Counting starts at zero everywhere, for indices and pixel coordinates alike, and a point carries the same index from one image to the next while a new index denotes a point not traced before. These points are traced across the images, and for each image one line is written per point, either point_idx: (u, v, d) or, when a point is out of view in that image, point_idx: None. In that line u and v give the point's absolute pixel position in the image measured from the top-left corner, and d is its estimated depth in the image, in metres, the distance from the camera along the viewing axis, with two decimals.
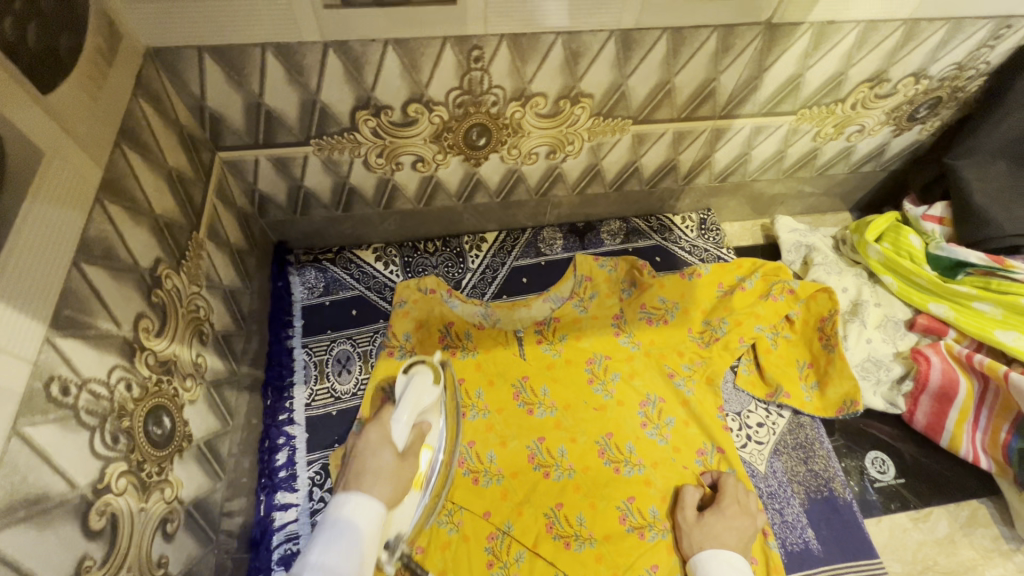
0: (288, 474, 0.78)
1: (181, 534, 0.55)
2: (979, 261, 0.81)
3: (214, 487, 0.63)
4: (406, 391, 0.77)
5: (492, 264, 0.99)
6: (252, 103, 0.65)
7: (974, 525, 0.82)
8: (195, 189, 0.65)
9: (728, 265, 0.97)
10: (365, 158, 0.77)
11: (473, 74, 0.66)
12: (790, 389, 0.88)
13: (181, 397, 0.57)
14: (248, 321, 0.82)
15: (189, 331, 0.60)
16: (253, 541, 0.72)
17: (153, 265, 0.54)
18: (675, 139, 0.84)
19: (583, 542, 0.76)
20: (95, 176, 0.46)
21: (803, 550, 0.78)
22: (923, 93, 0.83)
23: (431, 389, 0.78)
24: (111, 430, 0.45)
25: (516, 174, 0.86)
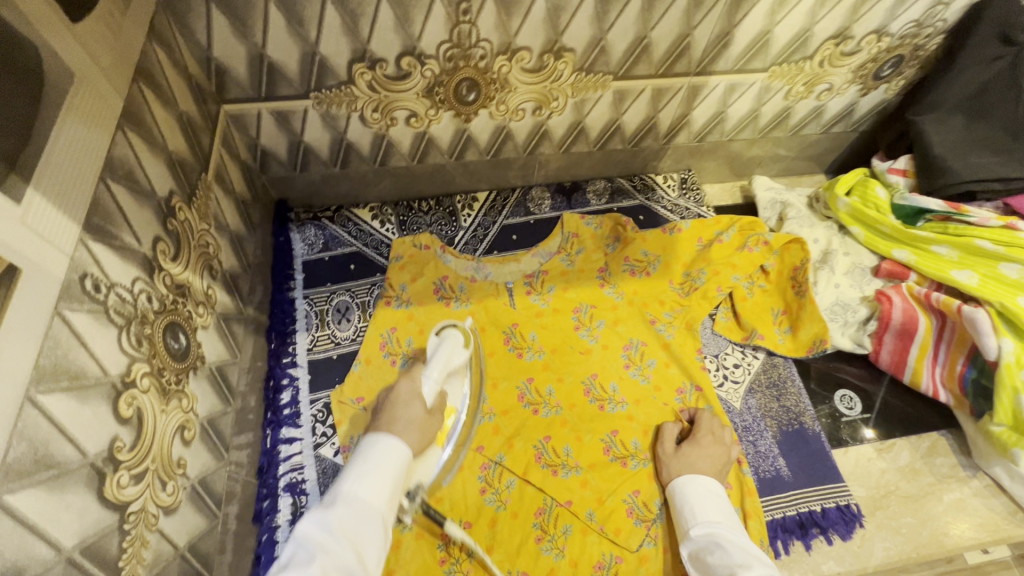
0: (293, 411, 0.82)
1: (197, 444, 0.60)
2: (938, 208, 0.87)
3: (225, 411, 0.68)
4: (438, 349, 0.79)
5: (483, 223, 1.04)
6: (255, 54, 0.69)
7: (934, 455, 0.88)
8: (203, 134, 0.69)
9: (707, 220, 1.02)
10: (362, 113, 0.81)
11: (462, 27, 0.71)
12: (764, 333, 0.94)
13: (194, 321, 0.62)
14: (253, 270, 0.87)
15: (200, 263, 0.65)
16: (260, 468, 0.77)
17: (168, 196, 0.59)
18: (654, 96, 0.89)
19: (570, 470, 0.81)
20: (118, 105, 0.51)
21: (774, 476, 0.84)
22: (886, 51, 0.88)
23: (462, 350, 0.80)
24: (135, 333, 0.50)
25: (505, 131, 0.91)
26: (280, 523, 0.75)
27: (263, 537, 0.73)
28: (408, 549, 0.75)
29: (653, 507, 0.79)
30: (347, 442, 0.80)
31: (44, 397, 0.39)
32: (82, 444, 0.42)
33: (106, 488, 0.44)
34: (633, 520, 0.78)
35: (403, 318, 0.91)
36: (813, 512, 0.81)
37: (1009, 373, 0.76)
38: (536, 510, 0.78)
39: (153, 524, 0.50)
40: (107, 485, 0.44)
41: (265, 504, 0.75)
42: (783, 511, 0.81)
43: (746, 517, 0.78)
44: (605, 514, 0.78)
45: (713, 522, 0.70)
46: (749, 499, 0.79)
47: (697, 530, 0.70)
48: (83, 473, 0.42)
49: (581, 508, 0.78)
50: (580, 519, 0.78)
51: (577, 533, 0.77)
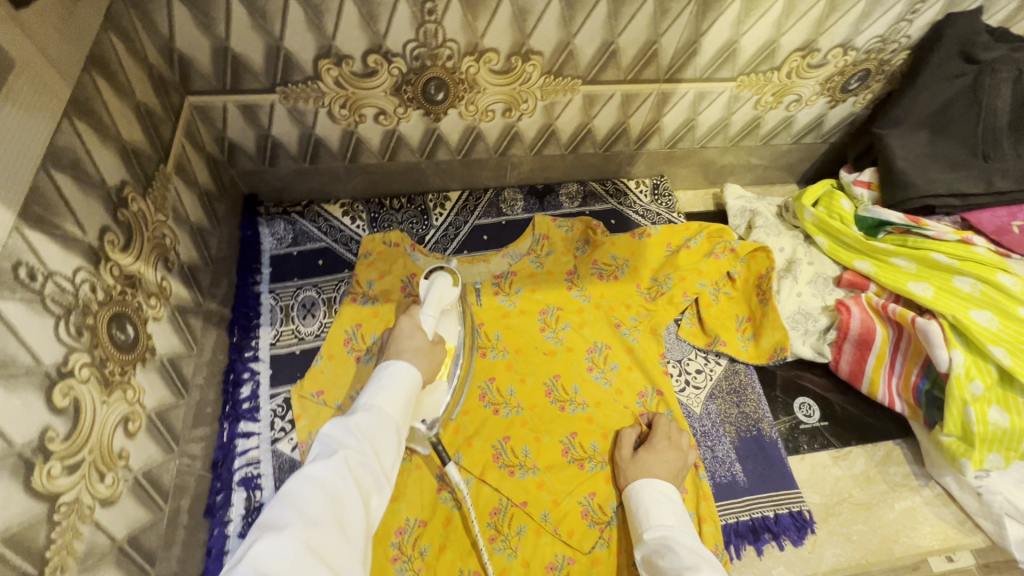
0: (252, 405, 0.82)
1: (142, 436, 0.59)
2: (898, 220, 0.89)
3: (177, 403, 0.68)
4: (429, 291, 0.77)
5: (455, 222, 1.04)
6: (219, 47, 0.69)
7: (888, 464, 0.90)
8: (163, 125, 0.69)
9: (677, 227, 1.03)
10: (329, 109, 0.81)
11: (428, 27, 0.71)
12: (727, 339, 0.95)
13: (144, 312, 0.62)
14: (216, 263, 0.86)
15: (154, 254, 0.64)
16: (214, 461, 0.77)
17: (120, 187, 0.59)
18: (623, 102, 0.89)
19: (527, 470, 0.82)
20: (65, 94, 0.50)
21: (729, 481, 0.84)
22: (852, 65, 0.89)
23: (452, 289, 0.78)
24: (75, 323, 0.50)
25: (475, 132, 0.91)
26: (232, 517, 0.75)
27: (215, 531, 0.73)
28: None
29: (607, 510, 0.80)
30: (304, 438, 0.80)
31: None
32: (9, 433, 0.42)
33: (33, 479, 0.44)
34: (587, 522, 0.79)
35: (368, 314, 0.91)
36: (765, 517, 0.82)
37: (959, 385, 0.78)
38: (491, 510, 0.79)
39: (87, 515, 0.50)
40: (35, 475, 0.44)
41: (218, 498, 0.75)
42: (736, 515, 0.82)
43: (700, 522, 0.78)
44: (559, 516, 0.79)
45: (665, 526, 0.69)
46: (704, 504, 0.80)
47: (650, 534, 0.69)
48: (9, 462, 0.42)
49: (536, 509, 0.79)
50: (534, 520, 0.78)
51: (530, 533, 0.78)
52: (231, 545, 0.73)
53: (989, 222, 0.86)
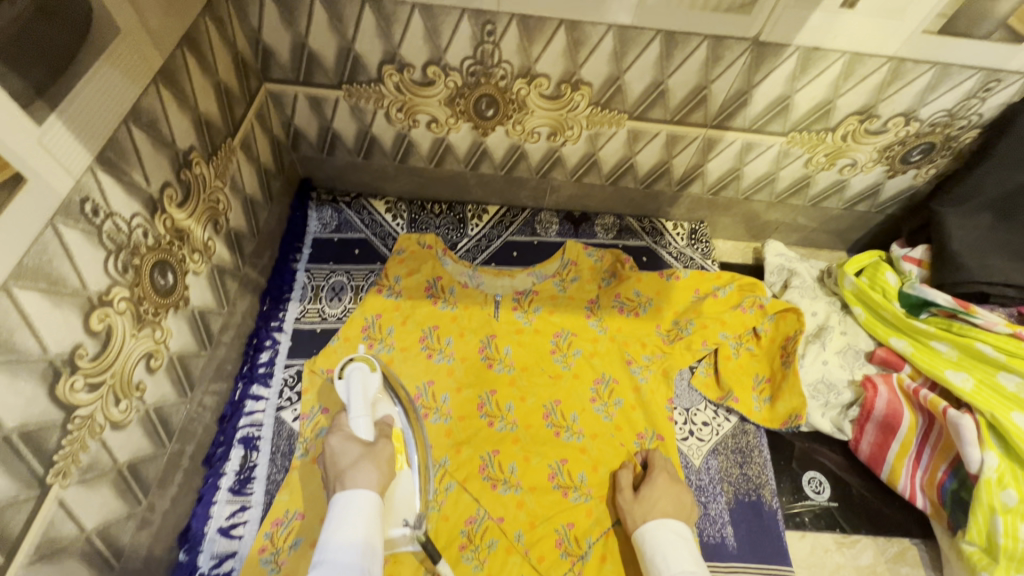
0: (267, 371, 0.87)
1: (160, 374, 0.65)
2: (944, 303, 0.83)
3: (199, 353, 0.73)
4: (348, 386, 0.74)
5: (489, 235, 1.07)
6: (298, 43, 0.77)
7: (900, 562, 0.83)
8: (238, 105, 0.77)
9: (708, 274, 1.01)
10: (387, 110, 0.88)
11: (485, 47, 0.76)
12: (740, 396, 0.91)
13: (186, 265, 0.68)
14: (261, 234, 0.93)
15: (206, 215, 0.71)
16: (222, 416, 0.82)
17: (188, 150, 0.66)
18: (668, 142, 0.90)
19: (509, 487, 0.82)
20: (157, 63, 0.58)
21: (717, 543, 0.80)
22: (914, 136, 0.86)
23: (374, 374, 0.75)
24: (122, 260, 0.56)
25: (519, 151, 0.95)
26: (226, 471, 0.79)
27: (208, 480, 0.78)
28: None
29: (583, 544, 0.78)
30: (307, 411, 0.83)
31: (20, 291, 0.45)
32: (45, 341, 0.48)
33: (58, 387, 0.49)
34: (559, 551, 0.77)
35: (389, 307, 0.95)
36: None
37: (988, 490, 0.71)
38: (467, 518, 0.79)
39: (96, 433, 0.55)
40: (60, 384, 0.49)
41: (218, 450, 0.80)
42: None
43: None
44: (533, 539, 0.78)
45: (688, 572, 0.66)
46: None
47: None
48: (39, 367, 0.47)
49: (512, 527, 0.78)
50: (508, 537, 0.78)
51: (501, 550, 0.77)
52: (219, 497, 0.77)
53: None
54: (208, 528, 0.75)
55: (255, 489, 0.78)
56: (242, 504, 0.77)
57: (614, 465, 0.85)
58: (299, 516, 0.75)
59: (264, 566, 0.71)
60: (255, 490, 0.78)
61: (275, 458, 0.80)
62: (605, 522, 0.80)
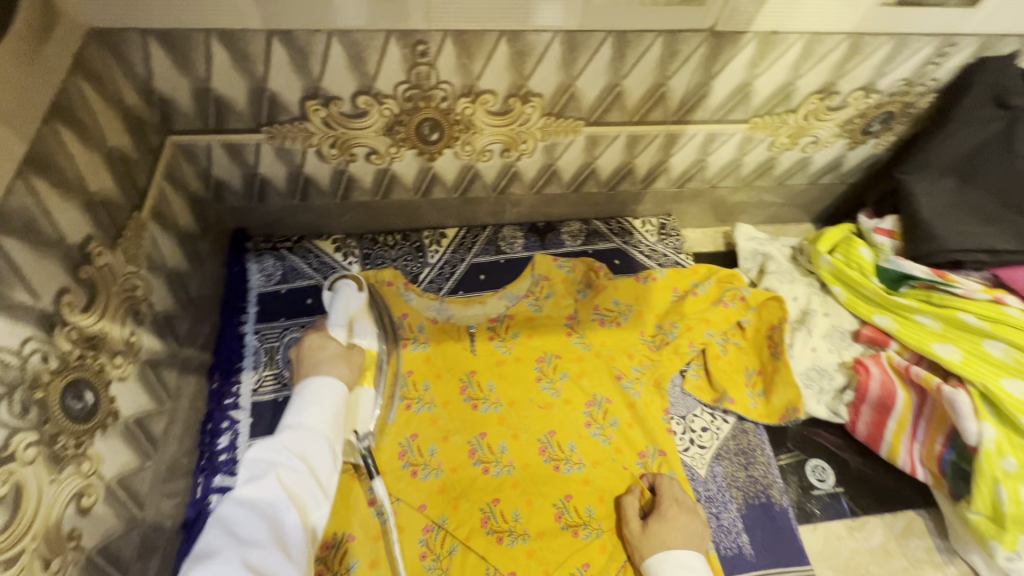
0: (229, 459, 0.77)
1: (98, 509, 0.55)
2: (922, 275, 0.83)
3: (143, 466, 0.63)
4: (335, 302, 0.80)
5: (451, 260, 0.99)
6: (200, 88, 0.66)
7: (909, 536, 0.83)
8: (139, 170, 0.66)
9: (684, 270, 0.98)
10: (318, 148, 0.78)
11: (420, 69, 0.67)
12: (735, 395, 0.89)
13: (108, 374, 0.58)
14: (196, 304, 0.82)
15: (122, 309, 0.60)
16: (186, 521, 0.72)
17: (83, 242, 0.55)
18: (628, 143, 0.85)
19: (516, 537, 0.76)
20: (19, 151, 0.47)
21: (735, 554, 0.78)
22: (874, 107, 0.84)
23: (358, 294, 0.81)
24: (20, 400, 0.46)
25: (472, 171, 0.87)
26: None
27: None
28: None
29: None
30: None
31: None
32: None
33: None
34: None
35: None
36: None
37: (988, 461, 0.71)
38: None
39: None
40: None
41: None
42: None
43: None
44: None
45: None
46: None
47: None
48: None
49: None
50: None
51: None
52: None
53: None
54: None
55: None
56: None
57: (620, 491, 0.81)
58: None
59: None
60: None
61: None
62: (620, 556, 0.76)
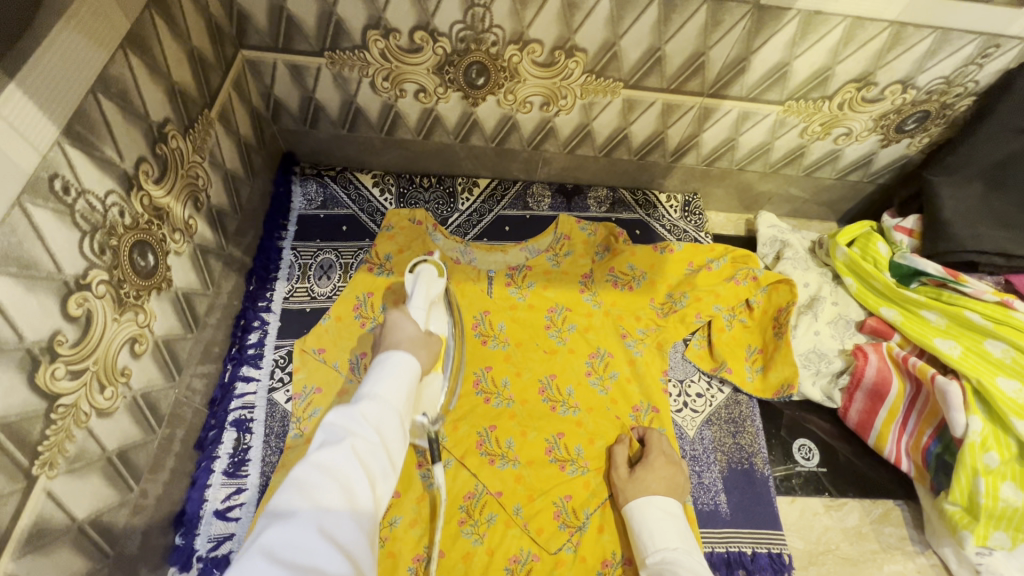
0: (256, 352, 0.85)
1: (146, 359, 0.63)
2: (935, 272, 0.84)
3: (185, 336, 0.71)
4: (416, 284, 0.75)
5: (480, 209, 1.04)
6: (275, 6, 0.72)
7: (884, 523, 0.86)
8: (214, 73, 0.73)
9: (701, 246, 1.01)
10: (373, 79, 0.84)
11: (476, 10, 0.73)
12: (734, 367, 0.92)
13: (167, 245, 0.65)
14: (244, 211, 0.89)
15: (184, 191, 0.68)
16: (212, 399, 0.80)
17: (162, 123, 0.62)
18: (663, 111, 0.88)
19: (507, 462, 0.82)
20: (124, 27, 0.54)
21: (711, 510, 0.82)
22: (910, 104, 0.85)
23: (439, 281, 0.77)
24: (99, 241, 0.53)
25: (511, 122, 0.92)
26: (220, 454, 0.77)
27: (201, 463, 0.76)
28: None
29: (581, 516, 0.79)
30: (298, 391, 0.82)
31: None
32: (21, 329, 0.45)
33: (39, 376, 0.47)
34: (558, 524, 0.79)
35: (379, 284, 0.92)
36: (742, 553, 0.80)
37: (972, 453, 0.73)
38: (465, 494, 0.79)
39: (83, 421, 0.53)
40: (41, 372, 0.47)
41: (210, 433, 0.78)
42: (712, 546, 0.80)
43: None
44: (532, 512, 0.79)
45: (669, 549, 0.69)
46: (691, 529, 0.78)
47: (653, 559, 0.69)
48: (17, 357, 0.45)
49: (510, 501, 0.79)
50: (506, 511, 0.78)
51: (500, 524, 0.78)
52: (213, 480, 0.75)
53: None
54: (203, 512, 0.73)
55: (250, 471, 0.77)
56: (237, 486, 0.76)
57: (610, 438, 0.85)
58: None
59: None
60: (250, 472, 0.77)
61: (268, 440, 0.79)
62: (602, 493, 0.81)
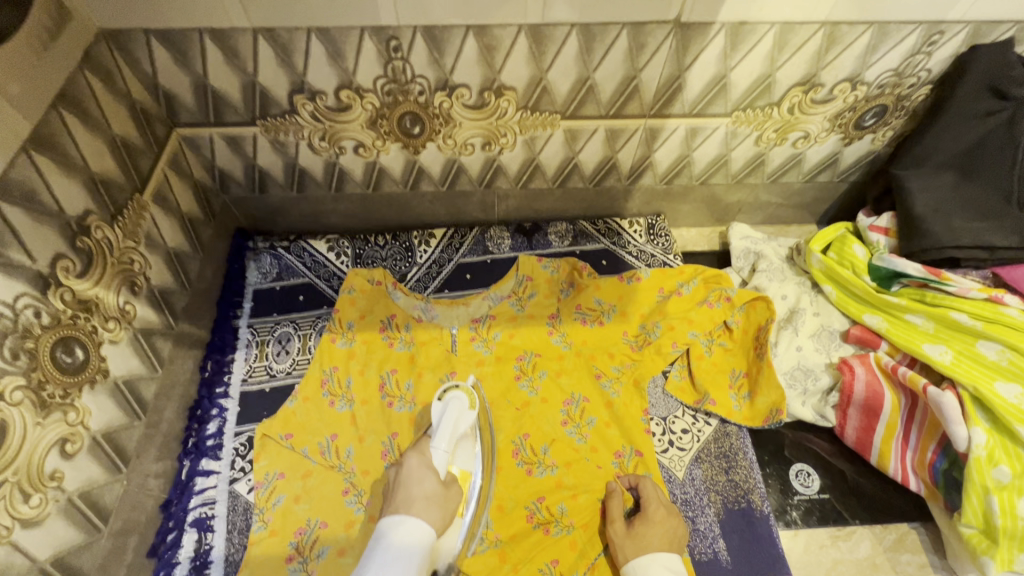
0: (216, 443, 0.81)
1: (82, 457, 0.61)
2: (915, 273, 0.78)
3: (130, 425, 0.69)
4: (442, 416, 0.73)
5: (439, 260, 1.01)
6: (198, 83, 0.73)
7: (900, 550, 0.78)
8: (143, 157, 0.73)
9: (670, 270, 0.97)
10: (309, 140, 0.83)
11: (395, 64, 0.72)
12: (717, 398, 0.87)
13: (99, 336, 0.64)
14: (197, 286, 0.88)
15: (117, 278, 0.67)
16: (167, 500, 0.75)
17: (82, 215, 0.62)
18: (608, 137, 0.86)
19: (486, 538, 0.77)
20: (23, 129, 0.54)
21: (710, 560, 0.75)
22: (864, 100, 0.82)
23: (469, 413, 0.74)
24: (10, 347, 0.52)
25: (456, 165, 0.90)
26: (180, 559, 0.72)
27: (159, 574, 0.71)
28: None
29: None
30: (261, 479, 0.78)
31: None
32: None
33: None
34: None
35: (343, 355, 0.89)
36: None
37: (979, 469, 0.67)
38: None
39: (3, 535, 0.51)
40: None
41: (168, 537, 0.73)
42: None
43: None
44: None
45: None
46: None
47: None
48: None
49: None
50: None
51: None
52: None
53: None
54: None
55: (212, 573, 0.72)
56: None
57: (595, 492, 0.80)
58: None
59: None
60: (212, 575, 0.72)
61: (231, 538, 0.74)
62: (593, 552, 0.76)
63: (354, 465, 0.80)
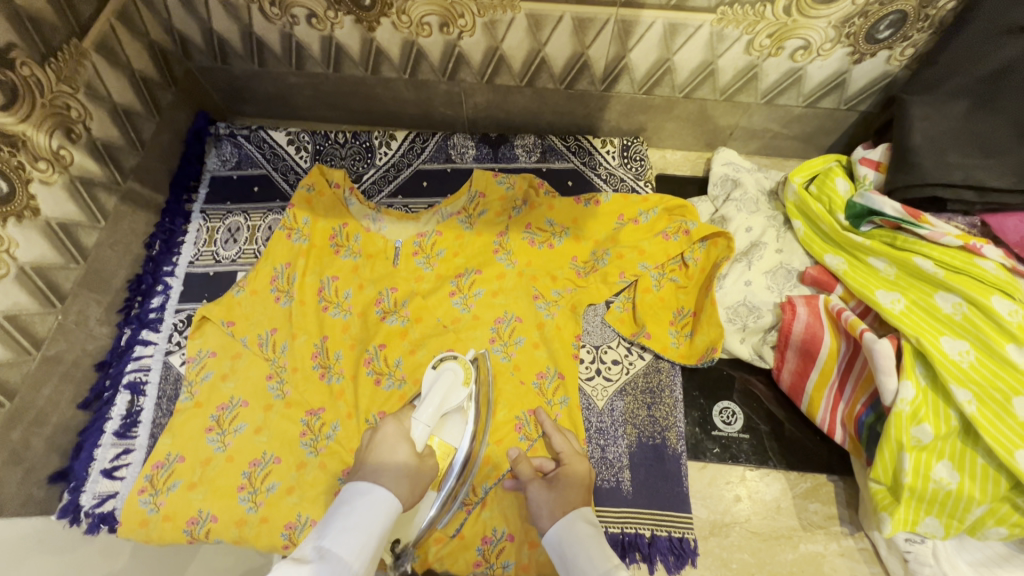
0: (157, 316, 0.85)
1: (8, 283, 0.66)
2: (892, 212, 0.70)
3: (64, 266, 0.73)
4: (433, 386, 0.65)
5: (398, 163, 0.98)
6: None
7: (810, 499, 0.76)
8: (82, 2, 0.71)
9: (633, 197, 0.90)
10: (260, 5, 0.80)
11: None
12: (654, 331, 0.82)
13: (28, 174, 0.66)
14: (153, 150, 0.89)
15: (49, 121, 0.69)
16: (105, 362, 0.81)
17: (5, 48, 0.61)
18: (576, 27, 0.77)
19: (392, 381, 0.78)
20: None
21: (612, 488, 0.74)
22: (878, 3, 0.69)
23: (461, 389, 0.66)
24: None
25: (415, 48, 0.85)
26: (112, 416, 0.78)
27: (92, 426, 0.77)
28: (215, 468, 0.74)
29: (478, 491, 0.72)
30: (194, 354, 0.81)
31: None
32: None
33: None
34: None
35: (291, 251, 0.86)
36: (639, 535, 0.72)
37: (898, 425, 0.61)
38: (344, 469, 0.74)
39: None
40: None
41: (104, 395, 0.79)
42: (606, 525, 0.72)
43: None
44: None
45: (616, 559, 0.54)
46: None
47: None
48: None
49: None
50: None
51: None
52: (104, 441, 0.77)
53: (1014, 231, 0.69)
54: (92, 470, 0.75)
55: (140, 432, 0.78)
56: (126, 446, 0.77)
57: (514, 411, 0.77)
58: (179, 459, 0.74)
59: (142, 506, 0.72)
60: (140, 433, 0.78)
61: (160, 403, 0.80)
62: (503, 467, 0.74)
63: (285, 361, 0.80)
